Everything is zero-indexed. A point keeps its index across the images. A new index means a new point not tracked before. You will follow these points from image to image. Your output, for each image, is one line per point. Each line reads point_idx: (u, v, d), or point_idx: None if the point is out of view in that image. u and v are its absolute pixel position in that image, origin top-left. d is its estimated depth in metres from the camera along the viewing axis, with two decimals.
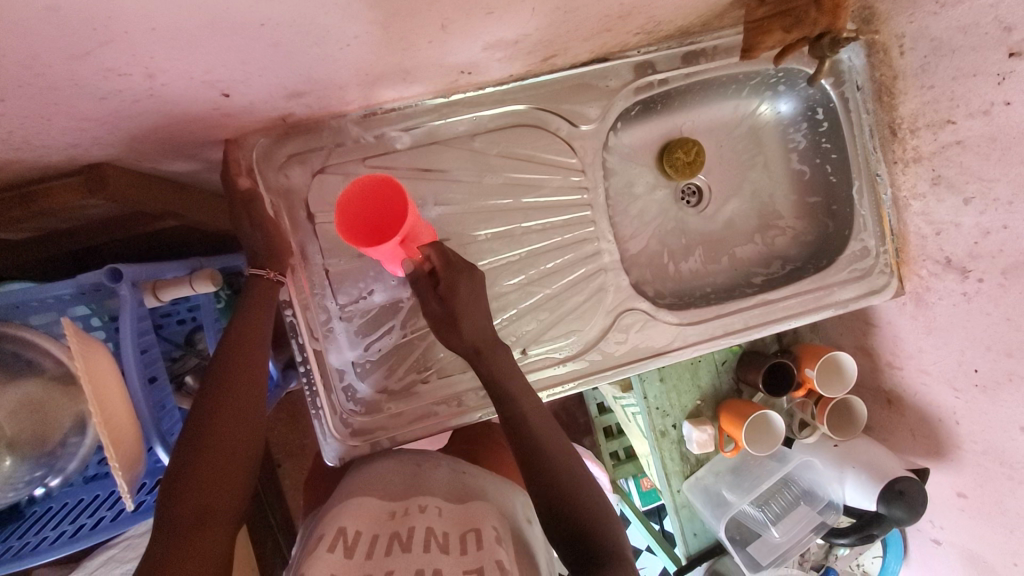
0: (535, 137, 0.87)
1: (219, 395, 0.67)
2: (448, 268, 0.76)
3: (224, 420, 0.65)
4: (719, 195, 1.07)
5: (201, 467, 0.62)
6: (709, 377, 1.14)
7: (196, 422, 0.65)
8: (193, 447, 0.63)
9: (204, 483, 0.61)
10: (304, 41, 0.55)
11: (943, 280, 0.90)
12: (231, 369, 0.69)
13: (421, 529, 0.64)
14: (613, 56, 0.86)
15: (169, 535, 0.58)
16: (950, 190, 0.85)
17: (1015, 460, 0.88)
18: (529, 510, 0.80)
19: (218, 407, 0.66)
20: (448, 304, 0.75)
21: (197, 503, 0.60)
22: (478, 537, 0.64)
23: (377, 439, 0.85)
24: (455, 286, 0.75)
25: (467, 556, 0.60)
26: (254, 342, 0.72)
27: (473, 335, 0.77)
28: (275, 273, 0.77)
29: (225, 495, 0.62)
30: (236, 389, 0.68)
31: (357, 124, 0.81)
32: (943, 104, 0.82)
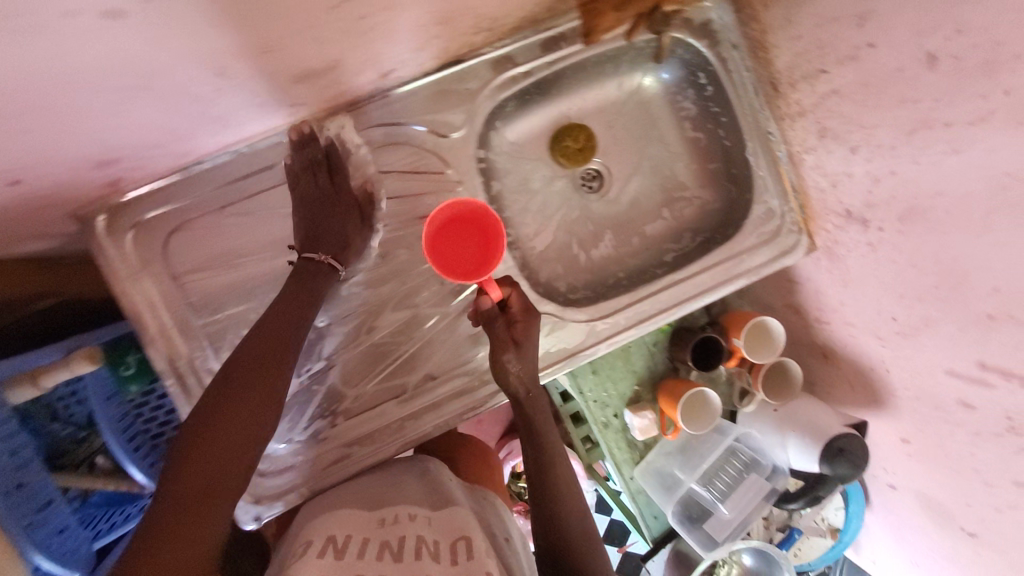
0: (402, 155, 0.83)
1: (245, 381, 0.67)
2: (524, 313, 0.80)
3: (252, 398, 0.67)
4: (621, 175, 1.03)
5: (214, 446, 0.63)
6: (642, 361, 1.11)
7: (221, 395, 0.66)
8: (203, 421, 0.64)
9: (207, 463, 0.63)
10: (62, 114, 0.49)
11: (848, 232, 0.87)
12: (260, 352, 0.69)
13: (411, 538, 0.62)
14: (466, 57, 0.83)
15: (170, 506, 0.59)
16: (837, 141, 0.81)
17: (946, 403, 0.85)
18: (508, 528, 0.79)
19: (243, 389, 0.67)
20: (522, 347, 0.79)
21: (198, 485, 0.61)
22: (469, 547, 0.62)
23: (291, 493, 0.82)
24: (530, 333, 0.80)
25: (457, 566, 0.58)
26: (280, 331, 0.71)
27: (527, 377, 0.80)
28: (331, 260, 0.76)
29: (228, 476, 0.63)
30: (252, 376, 0.67)
31: (212, 171, 0.78)
32: (814, 54, 0.78)
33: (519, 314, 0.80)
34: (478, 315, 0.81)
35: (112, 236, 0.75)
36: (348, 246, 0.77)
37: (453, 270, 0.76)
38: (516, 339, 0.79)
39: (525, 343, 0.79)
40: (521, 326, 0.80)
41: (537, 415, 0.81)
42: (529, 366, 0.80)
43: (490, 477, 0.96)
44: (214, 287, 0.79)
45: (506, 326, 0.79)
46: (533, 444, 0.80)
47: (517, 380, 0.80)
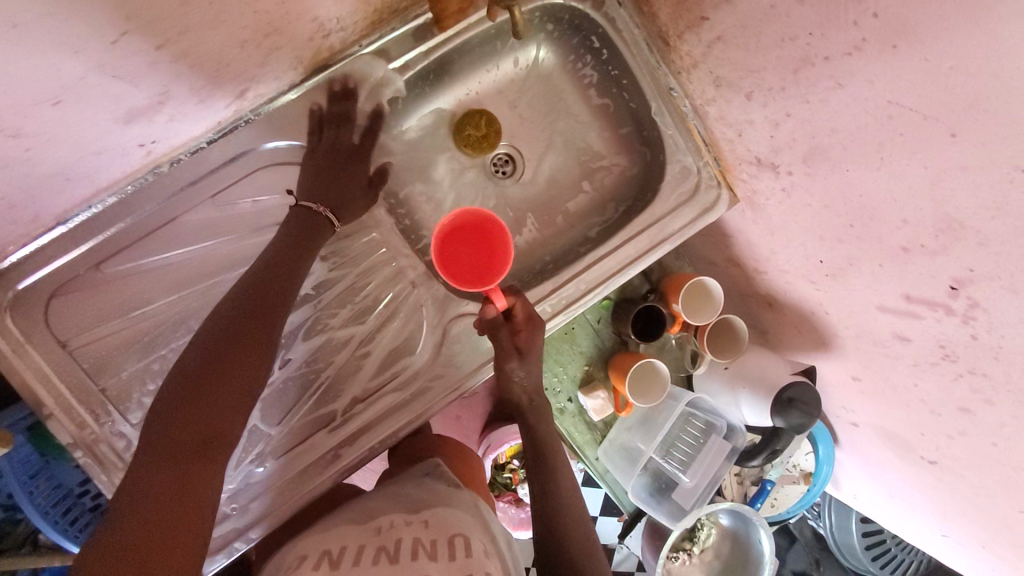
0: (285, 176, 0.78)
1: (248, 335, 0.63)
2: (527, 323, 0.81)
3: (251, 351, 0.63)
4: (533, 155, 0.99)
5: (214, 399, 0.59)
6: (588, 340, 1.08)
7: (216, 346, 0.62)
8: (207, 362, 0.60)
9: (212, 414, 0.59)
10: None
11: (762, 180, 0.84)
12: (259, 304, 0.65)
13: (408, 541, 0.65)
14: (334, 59, 0.80)
15: (162, 462, 0.55)
16: (732, 89, 0.77)
17: (883, 338, 0.83)
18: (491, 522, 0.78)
19: (240, 340, 0.63)
20: (525, 354, 0.81)
21: (194, 433, 0.57)
22: (466, 547, 0.65)
23: (232, 546, 0.77)
24: (533, 343, 0.81)
25: (455, 562, 0.61)
26: (281, 278, 0.68)
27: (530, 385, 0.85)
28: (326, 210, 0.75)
29: (230, 430, 0.60)
30: (254, 322, 0.64)
31: (85, 226, 0.74)
32: (691, 1, 0.73)
33: (522, 323, 0.81)
34: (483, 322, 0.81)
35: None
36: (345, 207, 0.78)
37: (457, 276, 0.75)
38: (520, 347, 0.81)
39: (528, 352, 0.81)
40: (525, 335, 0.82)
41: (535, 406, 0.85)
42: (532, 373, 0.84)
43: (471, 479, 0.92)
44: (108, 347, 0.74)
45: (509, 334, 0.81)
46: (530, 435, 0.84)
47: (519, 387, 0.84)
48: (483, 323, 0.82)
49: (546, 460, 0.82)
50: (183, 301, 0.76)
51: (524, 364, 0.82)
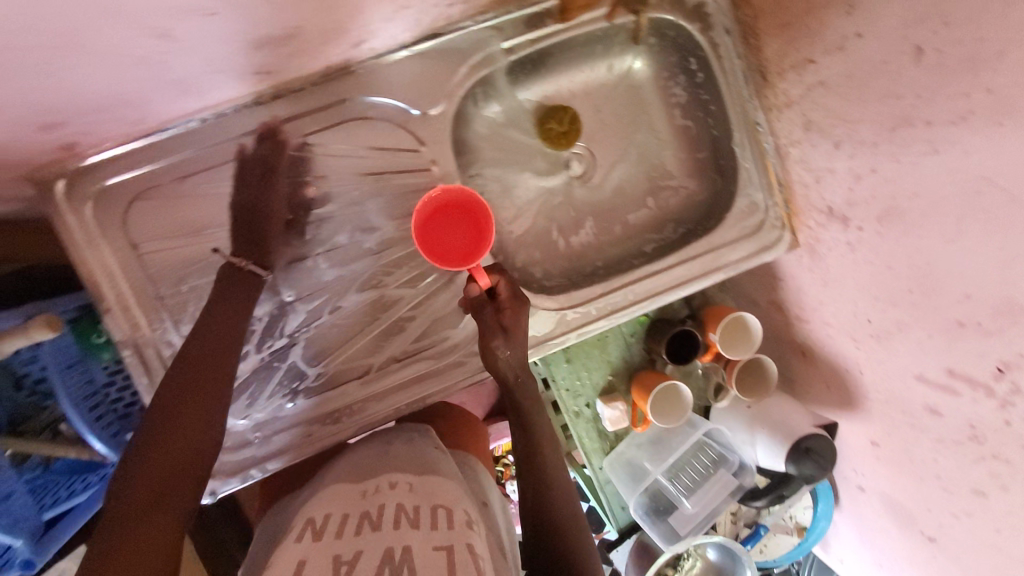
0: (375, 130, 0.81)
1: (184, 398, 0.65)
2: (513, 299, 0.78)
3: (195, 408, 0.65)
4: (605, 161, 1.00)
5: (154, 466, 0.61)
6: (619, 352, 1.10)
7: (163, 412, 0.64)
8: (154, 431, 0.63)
9: (158, 474, 0.60)
10: None
11: (829, 230, 0.85)
12: (194, 367, 0.67)
13: (391, 507, 0.62)
14: (444, 29, 0.80)
15: (115, 528, 0.56)
16: (822, 135, 0.78)
17: (913, 408, 0.84)
18: (484, 493, 0.79)
19: (183, 400, 0.65)
20: (511, 334, 0.77)
21: (144, 494, 0.59)
22: (450, 516, 0.61)
23: (248, 471, 0.80)
24: (519, 319, 0.77)
25: (437, 533, 0.58)
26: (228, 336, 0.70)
27: (518, 363, 0.78)
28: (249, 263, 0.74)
29: (180, 486, 0.61)
30: (202, 376, 0.67)
31: (178, 140, 0.76)
32: (802, 42, 0.75)
33: (506, 301, 0.78)
34: (466, 302, 0.79)
35: (69, 204, 0.74)
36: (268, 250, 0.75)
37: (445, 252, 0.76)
38: (505, 324, 0.77)
39: (514, 329, 0.77)
40: (511, 313, 0.77)
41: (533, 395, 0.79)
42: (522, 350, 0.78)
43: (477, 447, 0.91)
44: (172, 258, 0.77)
45: (494, 313, 0.78)
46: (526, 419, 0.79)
47: (505, 364, 0.77)
48: (466, 302, 0.80)
49: (537, 462, 0.77)
50: (255, 229, 0.79)
51: (511, 342, 0.76)
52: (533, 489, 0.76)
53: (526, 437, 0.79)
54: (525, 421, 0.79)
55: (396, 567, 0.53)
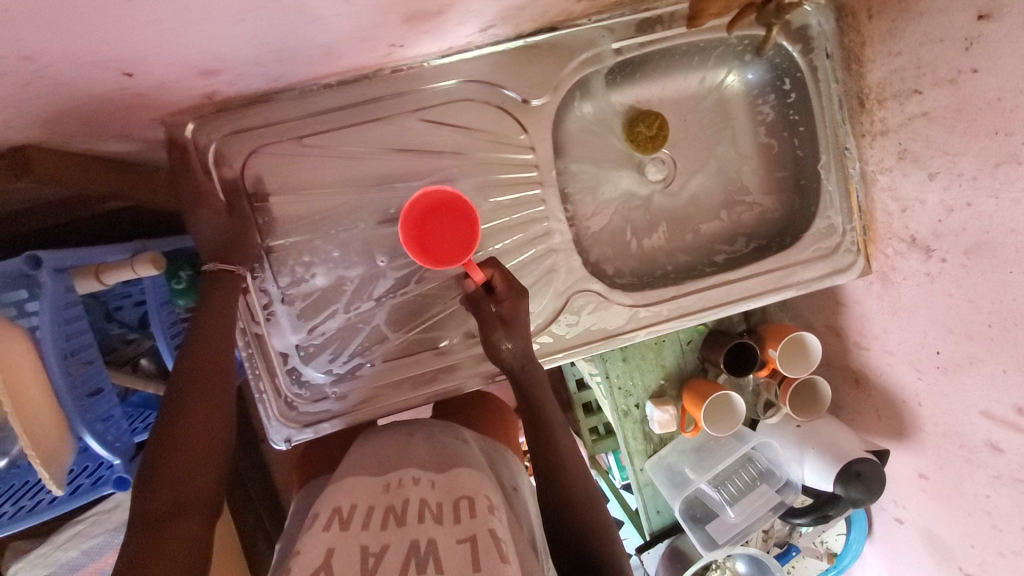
0: (482, 113, 0.84)
1: (189, 402, 0.63)
2: (510, 292, 0.80)
3: (205, 408, 0.64)
4: (685, 170, 1.02)
5: (169, 475, 0.58)
6: (673, 357, 1.12)
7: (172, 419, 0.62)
8: (166, 433, 0.61)
9: (175, 480, 0.58)
10: (188, 18, 0.50)
11: (907, 259, 0.87)
12: (200, 367, 0.65)
13: (414, 501, 0.65)
14: (561, 24, 0.83)
15: (142, 539, 0.55)
16: (916, 164, 0.81)
17: (974, 444, 0.85)
18: (516, 478, 0.81)
19: (192, 404, 0.63)
20: (510, 324, 0.79)
21: (167, 502, 0.57)
22: (472, 506, 0.65)
23: (323, 423, 0.84)
24: (518, 312, 0.79)
25: (460, 525, 0.62)
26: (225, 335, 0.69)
27: (522, 353, 0.80)
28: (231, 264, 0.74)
29: (201, 488, 0.60)
30: (209, 375, 0.65)
31: (298, 102, 0.80)
32: (910, 73, 0.77)
33: (504, 294, 0.80)
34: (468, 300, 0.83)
35: (194, 150, 0.78)
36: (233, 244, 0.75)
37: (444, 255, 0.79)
38: (503, 316, 0.79)
39: (513, 320, 0.79)
40: (507, 304, 0.80)
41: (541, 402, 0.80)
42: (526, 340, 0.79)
43: (506, 434, 0.92)
44: (281, 212, 0.82)
45: (491, 305, 0.81)
46: (539, 428, 0.79)
47: (510, 356, 0.79)
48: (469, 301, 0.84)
49: (556, 462, 0.77)
50: (358, 195, 0.83)
51: (512, 333, 0.78)
52: (553, 491, 0.76)
53: (538, 435, 0.79)
54: (539, 418, 0.79)
55: (421, 559, 0.57)
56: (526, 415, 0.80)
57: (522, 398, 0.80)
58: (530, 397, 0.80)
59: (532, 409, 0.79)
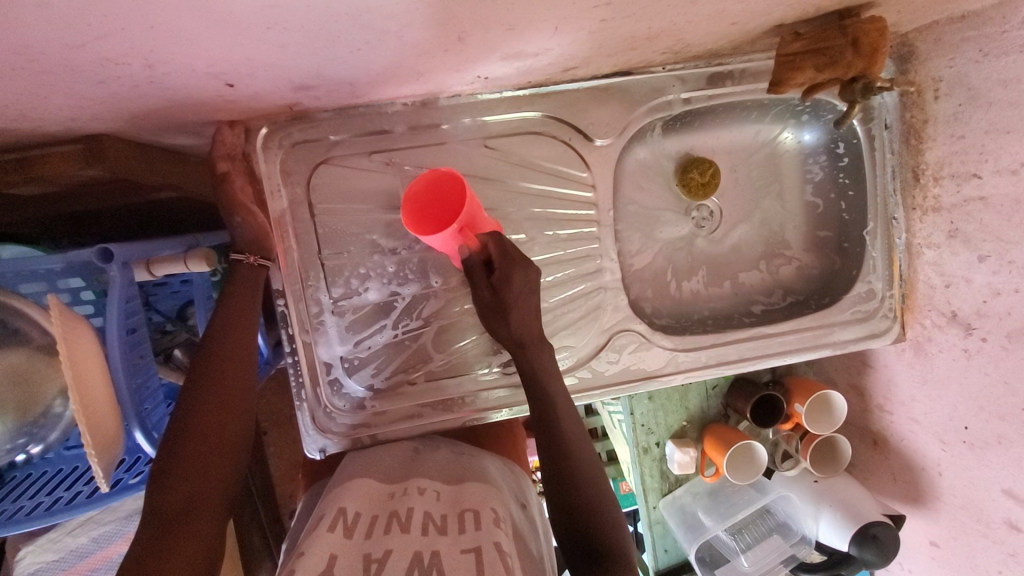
0: (548, 147, 0.85)
1: (204, 407, 0.66)
2: (502, 260, 0.76)
3: (221, 407, 0.67)
4: (730, 218, 1.03)
5: (184, 474, 0.62)
6: (698, 400, 1.14)
7: (187, 416, 0.66)
8: (183, 430, 0.65)
9: (190, 475, 0.63)
10: (313, 44, 0.51)
11: (946, 333, 0.89)
12: (217, 366, 0.69)
13: (419, 511, 0.65)
14: (636, 70, 0.84)
15: (153, 530, 0.59)
16: (967, 245, 0.83)
17: (992, 520, 0.87)
18: (525, 494, 0.81)
19: (207, 401, 0.67)
20: (499, 295, 0.76)
21: (179, 498, 0.61)
22: (477, 518, 0.64)
23: (359, 436, 0.85)
24: (509, 279, 0.76)
25: (465, 536, 0.61)
26: (243, 335, 0.73)
27: (521, 331, 0.78)
28: (256, 257, 0.77)
29: (214, 485, 0.64)
30: (228, 375, 0.69)
31: (369, 117, 0.80)
32: (972, 157, 0.80)
33: (496, 262, 0.76)
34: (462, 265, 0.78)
35: (264, 154, 0.78)
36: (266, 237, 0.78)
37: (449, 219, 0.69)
38: (495, 285, 0.77)
39: (502, 290, 0.76)
40: (500, 273, 0.76)
41: (563, 426, 0.77)
42: (528, 321, 0.79)
43: (516, 454, 0.93)
44: (342, 223, 0.82)
45: (487, 274, 0.77)
46: (553, 445, 0.76)
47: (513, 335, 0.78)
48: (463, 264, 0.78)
49: (567, 479, 0.75)
50: None
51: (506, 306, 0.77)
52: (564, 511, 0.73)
53: (555, 458, 0.76)
54: (552, 437, 0.77)
55: (425, 569, 0.56)
56: (540, 431, 0.78)
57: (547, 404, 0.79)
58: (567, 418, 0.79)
59: (548, 427, 0.77)
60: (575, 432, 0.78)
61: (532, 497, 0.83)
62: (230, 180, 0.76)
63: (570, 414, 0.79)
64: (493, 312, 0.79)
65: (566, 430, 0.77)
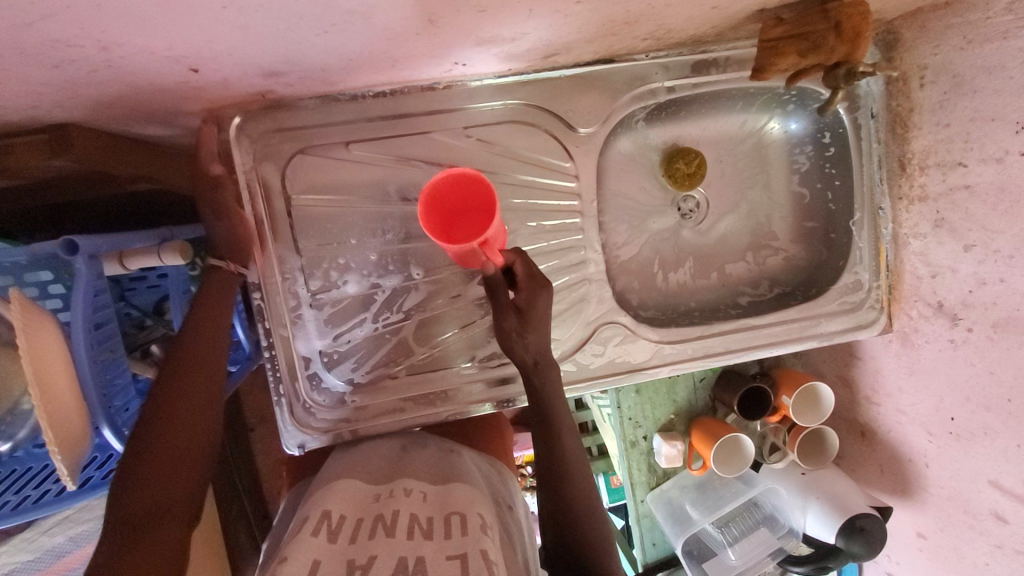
0: (530, 137, 0.84)
1: (173, 409, 0.65)
2: (530, 281, 0.77)
3: (188, 410, 0.66)
4: (717, 209, 1.02)
5: (156, 481, 0.61)
6: (685, 393, 1.13)
7: (158, 418, 0.64)
8: (151, 430, 0.63)
9: (157, 476, 0.61)
10: (275, 26, 0.49)
11: (932, 323, 0.88)
12: (186, 368, 0.68)
13: (405, 514, 0.63)
14: (619, 58, 0.83)
15: (121, 532, 0.57)
16: (953, 235, 0.82)
17: (979, 512, 0.86)
18: (512, 497, 0.80)
19: (177, 402, 0.66)
20: (525, 316, 0.75)
21: (147, 500, 0.59)
22: (463, 522, 0.63)
23: (339, 431, 0.84)
24: (534, 301, 0.76)
25: (450, 542, 0.60)
26: (213, 337, 0.72)
27: (538, 347, 0.77)
28: (236, 266, 0.77)
29: (182, 487, 0.62)
30: (199, 378, 0.68)
31: (347, 106, 0.79)
32: (957, 145, 0.79)
33: (524, 282, 0.76)
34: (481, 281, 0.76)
35: (238, 143, 0.77)
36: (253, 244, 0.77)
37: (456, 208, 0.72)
38: (520, 306, 0.76)
39: (527, 311, 0.75)
40: (526, 295, 0.76)
41: (558, 426, 0.77)
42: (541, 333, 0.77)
43: (502, 449, 0.91)
44: (319, 215, 0.81)
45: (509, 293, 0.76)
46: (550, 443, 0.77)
47: (524, 348, 0.76)
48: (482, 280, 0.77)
49: (561, 480, 0.75)
50: (401, 206, 0.83)
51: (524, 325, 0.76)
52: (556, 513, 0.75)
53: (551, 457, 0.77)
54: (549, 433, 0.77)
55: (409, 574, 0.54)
56: (538, 429, 0.78)
57: (533, 397, 0.78)
58: (553, 411, 0.78)
59: (545, 424, 0.78)
60: (565, 428, 0.78)
61: (519, 501, 0.82)
62: (228, 182, 0.76)
63: (559, 407, 0.78)
64: (511, 334, 0.76)
65: (560, 426, 0.77)
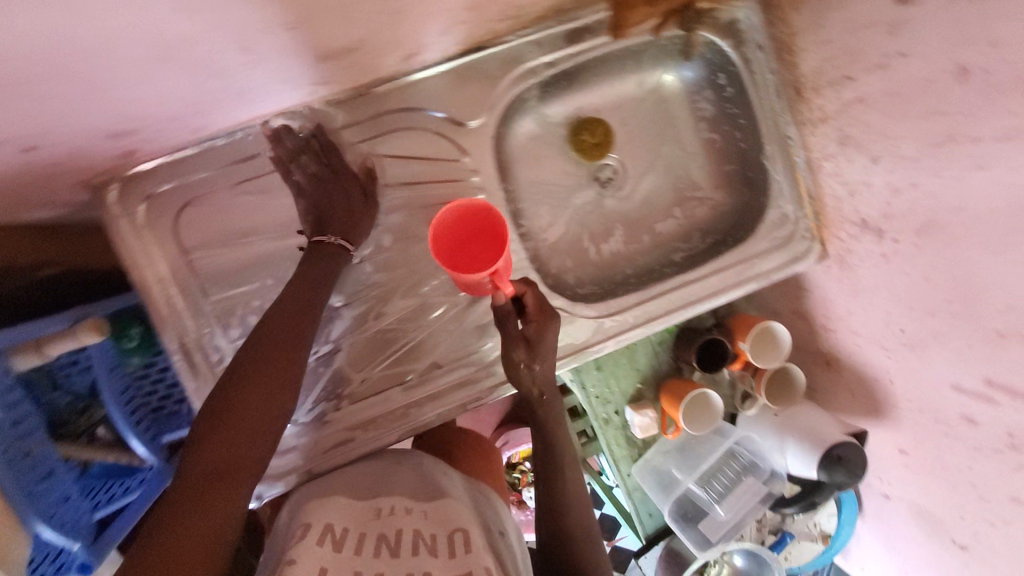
0: (422, 141, 0.83)
1: (244, 381, 0.67)
2: (540, 316, 0.75)
3: (263, 382, 0.67)
4: (635, 172, 1.00)
5: (210, 448, 0.63)
6: (646, 359, 1.12)
7: (237, 381, 0.66)
8: (229, 393, 0.66)
9: (226, 441, 0.63)
10: (77, 85, 0.48)
11: (862, 242, 0.87)
12: (271, 337, 0.70)
13: (408, 531, 0.62)
14: (489, 44, 0.83)
15: (185, 486, 0.60)
16: (859, 149, 0.81)
17: (948, 416, 0.82)
18: (501, 523, 0.75)
19: (255, 370, 0.67)
20: (533, 346, 0.75)
21: (211, 462, 0.62)
22: (467, 540, 0.61)
23: (292, 475, 0.82)
24: (544, 334, 0.75)
25: (455, 561, 0.58)
26: (304, 301, 0.72)
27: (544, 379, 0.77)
28: (338, 239, 0.76)
29: (246, 456, 0.64)
30: (278, 351, 0.69)
31: (228, 148, 0.79)
32: (842, 60, 0.78)
33: (533, 316, 0.75)
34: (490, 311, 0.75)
35: (122, 207, 0.77)
36: (354, 224, 0.77)
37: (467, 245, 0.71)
38: (530, 338, 0.75)
39: (536, 343, 0.75)
40: (535, 326, 0.75)
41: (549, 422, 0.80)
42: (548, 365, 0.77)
43: (475, 462, 0.90)
44: (226, 265, 0.80)
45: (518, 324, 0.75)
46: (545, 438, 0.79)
47: (531, 383, 0.77)
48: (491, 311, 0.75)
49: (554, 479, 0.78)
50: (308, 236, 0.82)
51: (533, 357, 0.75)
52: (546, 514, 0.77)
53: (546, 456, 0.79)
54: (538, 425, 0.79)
55: None
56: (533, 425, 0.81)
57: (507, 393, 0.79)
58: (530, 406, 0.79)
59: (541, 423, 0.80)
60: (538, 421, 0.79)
61: (508, 525, 0.77)
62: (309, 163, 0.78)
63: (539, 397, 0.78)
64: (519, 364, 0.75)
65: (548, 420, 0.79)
